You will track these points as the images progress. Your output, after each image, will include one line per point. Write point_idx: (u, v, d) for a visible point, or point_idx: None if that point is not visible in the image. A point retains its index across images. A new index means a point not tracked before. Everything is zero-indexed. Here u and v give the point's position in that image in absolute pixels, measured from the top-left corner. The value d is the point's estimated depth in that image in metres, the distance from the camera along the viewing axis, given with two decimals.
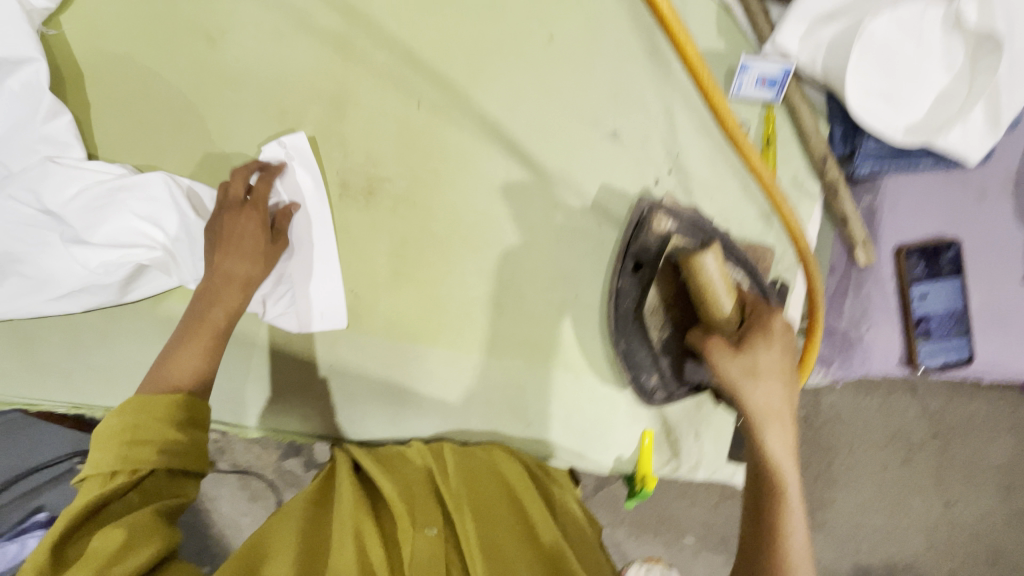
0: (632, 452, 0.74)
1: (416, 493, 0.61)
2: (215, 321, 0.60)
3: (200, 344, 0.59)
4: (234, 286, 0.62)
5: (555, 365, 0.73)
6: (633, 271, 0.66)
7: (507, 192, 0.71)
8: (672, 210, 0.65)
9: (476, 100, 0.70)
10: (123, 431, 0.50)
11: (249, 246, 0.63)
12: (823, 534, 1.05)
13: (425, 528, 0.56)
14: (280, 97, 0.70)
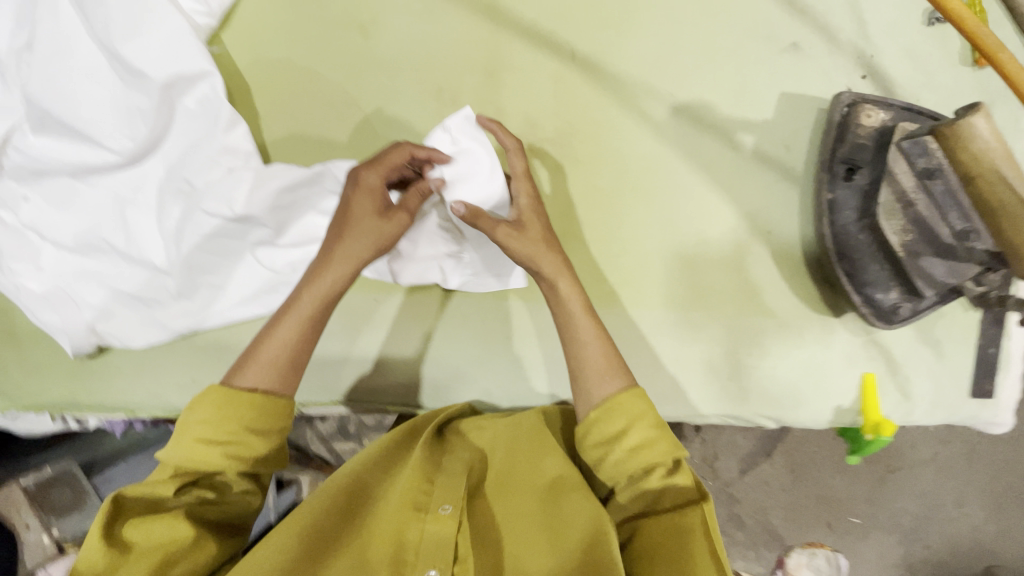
0: (854, 398, 0.67)
1: (444, 466, 0.59)
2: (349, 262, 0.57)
3: (337, 270, 0.57)
4: (345, 260, 0.57)
5: (753, 312, 0.67)
6: (847, 177, 0.59)
7: (680, 129, 0.66)
8: (880, 101, 0.58)
9: (633, 40, 0.66)
10: (223, 442, 0.50)
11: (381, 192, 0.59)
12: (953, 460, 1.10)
13: (438, 507, 0.55)
14: (435, 73, 0.70)
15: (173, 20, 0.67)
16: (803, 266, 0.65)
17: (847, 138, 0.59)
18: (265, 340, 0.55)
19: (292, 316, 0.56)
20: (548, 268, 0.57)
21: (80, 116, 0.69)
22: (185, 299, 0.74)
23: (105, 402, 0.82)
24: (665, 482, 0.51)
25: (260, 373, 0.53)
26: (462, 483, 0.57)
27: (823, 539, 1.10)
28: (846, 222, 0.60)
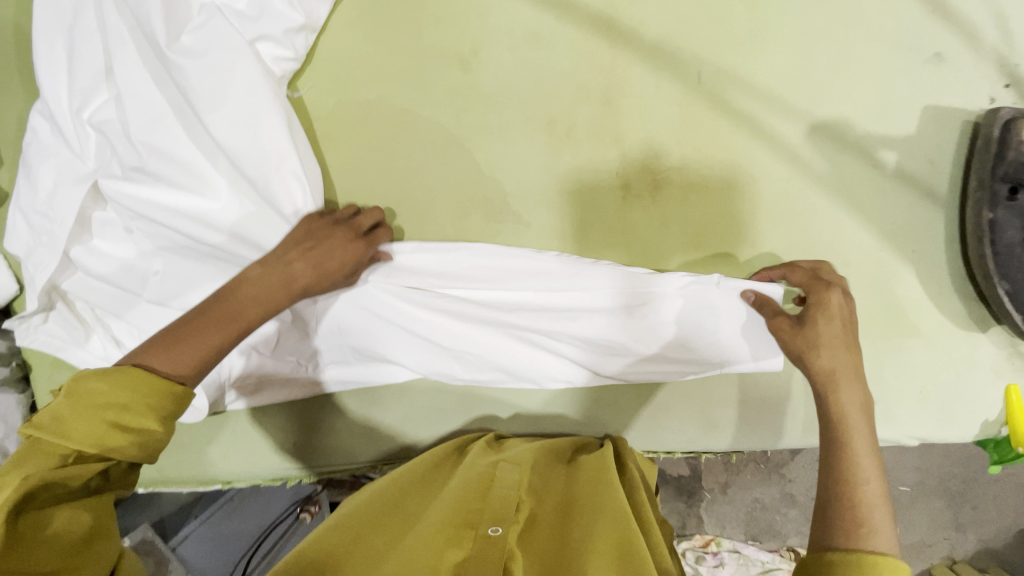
0: (999, 411, 0.66)
1: (497, 481, 0.57)
2: (255, 313, 0.52)
3: (221, 328, 0.49)
4: (275, 276, 0.55)
5: (897, 334, 0.65)
6: (1010, 197, 0.57)
7: (814, 150, 0.62)
8: None
9: (763, 58, 0.62)
10: (106, 406, 0.40)
11: (329, 250, 0.58)
12: None
13: (488, 528, 0.49)
14: (545, 104, 0.64)
15: (258, 70, 0.61)
16: (948, 285, 0.64)
17: (1007, 158, 0.57)
18: (185, 335, 0.47)
19: (229, 321, 0.50)
20: (824, 364, 0.50)
21: (163, 187, 0.65)
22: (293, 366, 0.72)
23: (195, 478, 0.79)
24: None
25: (199, 363, 0.46)
26: (509, 510, 0.52)
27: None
28: (1012, 239, 0.58)
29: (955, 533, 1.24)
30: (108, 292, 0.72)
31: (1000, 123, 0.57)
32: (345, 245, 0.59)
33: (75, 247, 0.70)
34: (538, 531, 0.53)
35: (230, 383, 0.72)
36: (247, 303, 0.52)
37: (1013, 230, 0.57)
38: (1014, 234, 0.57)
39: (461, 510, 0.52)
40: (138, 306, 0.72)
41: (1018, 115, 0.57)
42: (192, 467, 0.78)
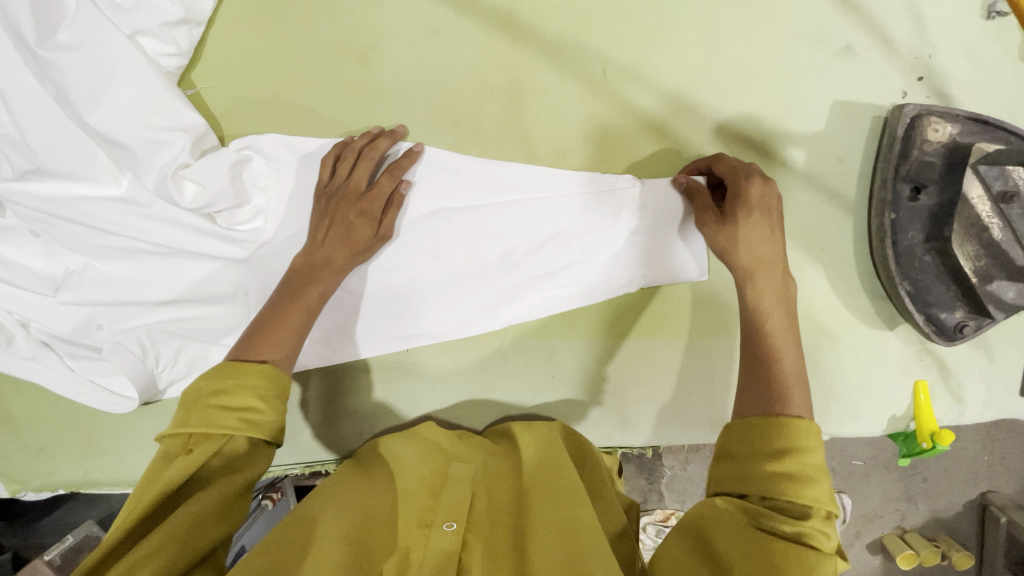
0: (907, 407, 0.67)
1: (450, 478, 0.57)
2: (291, 330, 0.55)
3: (291, 323, 0.55)
4: (299, 309, 0.56)
5: (804, 332, 0.65)
6: (911, 197, 0.56)
7: (724, 146, 0.61)
8: (949, 112, 0.55)
9: (670, 51, 0.59)
10: (212, 395, 0.47)
11: (353, 233, 0.59)
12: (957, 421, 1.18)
13: (442, 524, 0.51)
14: (450, 101, 0.62)
15: (139, 72, 0.58)
16: (857, 282, 0.63)
17: (909, 159, 0.56)
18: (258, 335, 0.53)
19: (299, 309, 0.56)
20: (744, 258, 0.52)
21: (66, 184, 0.64)
22: (219, 354, 0.73)
23: (122, 479, 0.79)
24: (812, 470, 0.42)
25: (287, 353, 0.54)
26: (463, 504, 0.53)
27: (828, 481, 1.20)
28: (916, 238, 0.56)
29: (906, 505, 1.21)
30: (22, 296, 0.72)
31: (908, 121, 0.55)
32: (371, 224, 0.60)
33: None
34: (498, 521, 0.54)
35: (159, 373, 0.73)
36: (289, 319, 0.54)
37: (911, 233, 0.56)
38: (913, 237, 0.56)
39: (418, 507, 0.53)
40: (57, 306, 0.72)
41: (924, 115, 0.55)
42: (118, 471, 0.79)
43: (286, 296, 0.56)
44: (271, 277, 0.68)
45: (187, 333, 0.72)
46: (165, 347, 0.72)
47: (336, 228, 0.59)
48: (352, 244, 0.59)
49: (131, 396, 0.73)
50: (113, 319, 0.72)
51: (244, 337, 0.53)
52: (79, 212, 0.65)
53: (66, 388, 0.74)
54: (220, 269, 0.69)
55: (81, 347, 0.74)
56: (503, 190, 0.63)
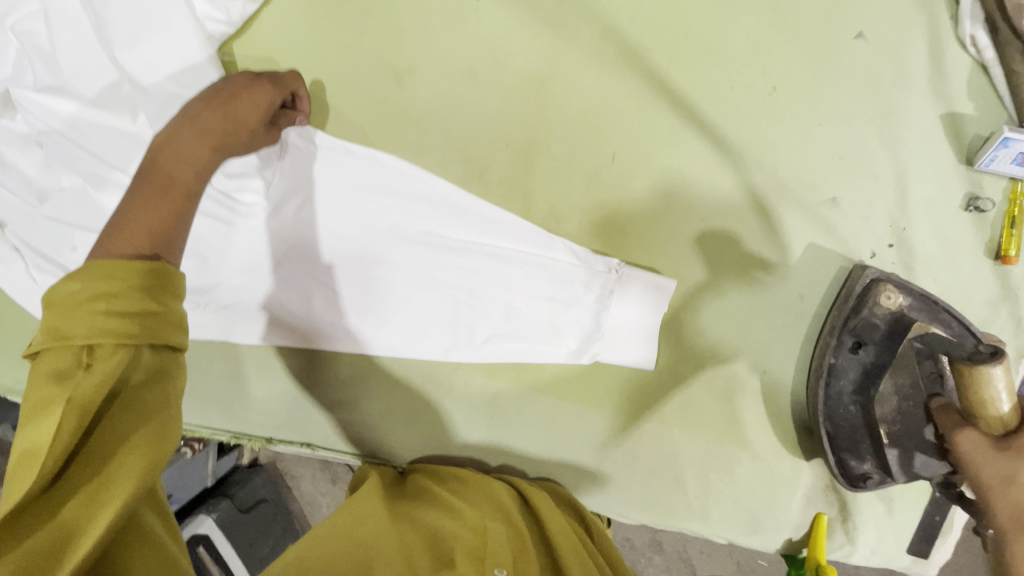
0: (803, 532, 0.71)
1: (489, 531, 0.58)
2: (183, 183, 0.51)
3: (169, 203, 0.50)
4: (174, 195, 0.50)
5: (729, 441, 0.69)
6: (852, 349, 0.61)
7: (703, 255, 0.65)
8: (899, 283, 0.60)
9: (680, 155, 0.63)
10: (98, 298, 0.42)
11: (229, 112, 0.55)
12: None
13: (494, 568, 0.52)
14: (468, 139, 0.65)
15: (187, 31, 0.62)
16: (788, 410, 0.67)
17: (872, 318, 0.60)
18: (128, 217, 0.48)
19: (175, 186, 0.51)
20: None
21: (79, 107, 0.65)
22: None
23: None
24: None
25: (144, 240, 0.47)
26: (503, 552, 0.55)
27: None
28: (846, 388, 0.62)
29: None
30: (7, 197, 0.72)
31: (862, 282, 0.61)
32: (246, 105, 0.57)
33: None
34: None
35: None
36: (147, 208, 0.48)
37: (841, 380, 0.62)
38: (841, 384, 0.62)
39: (465, 547, 0.56)
40: (37, 217, 0.72)
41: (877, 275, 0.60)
42: None
43: (148, 161, 0.51)
44: (253, 248, 0.70)
45: None
46: None
47: (210, 108, 0.55)
48: (231, 123, 0.55)
49: None
50: (89, 245, 0.73)
51: (95, 249, 0.46)
52: (90, 138, 0.66)
53: (23, 295, 0.75)
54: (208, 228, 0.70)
55: (48, 262, 0.74)
56: (494, 235, 0.67)
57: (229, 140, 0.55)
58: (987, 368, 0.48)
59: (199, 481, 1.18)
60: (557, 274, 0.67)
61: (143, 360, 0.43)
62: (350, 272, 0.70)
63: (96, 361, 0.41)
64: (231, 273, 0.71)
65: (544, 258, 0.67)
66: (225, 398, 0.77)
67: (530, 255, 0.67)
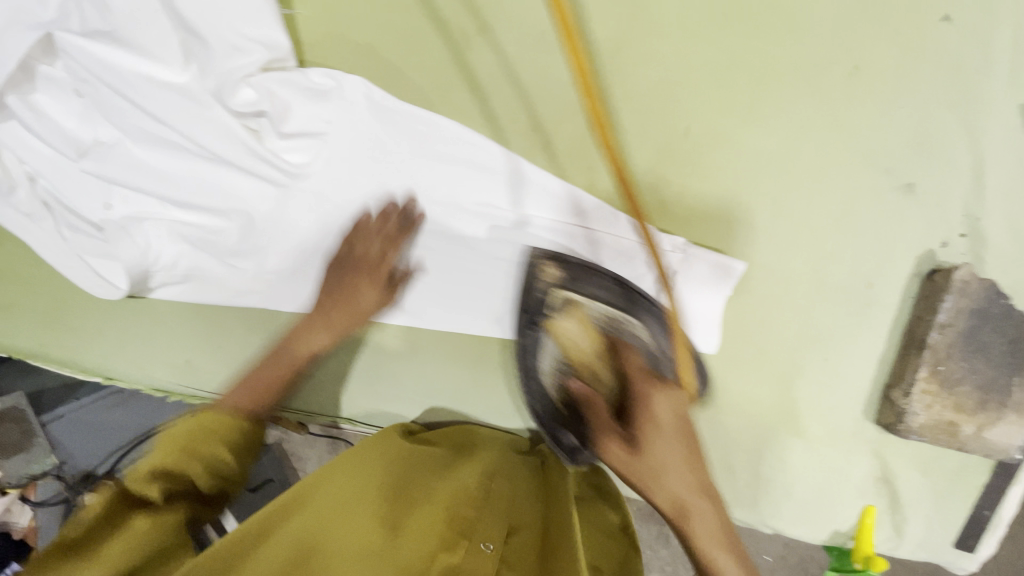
0: (850, 524, 0.70)
1: (485, 498, 0.59)
2: (303, 352, 0.69)
3: (265, 388, 0.66)
4: (283, 361, 0.69)
5: (783, 430, 0.68)
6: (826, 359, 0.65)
7: (771, 238, 0.63)
8: (960, 285, 0.60)
9: (755, 133, 0.61)
10: (189, 438, 0.58)
11: (354, 292, 0.67)
12: None
13: (480, 541, 0.52)
14: (535, 107, 0.63)
15: None
16: (845, 399, 0.67)
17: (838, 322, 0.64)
18: (241, 387, 0.66)
19: (281, 358, 0.69)
20: (663, 499, 0.59)
21: (125, 56, 0.62)
22: (219, 276, 0.70)
23: (76, 363, 0.76)
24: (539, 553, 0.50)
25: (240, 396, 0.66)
26: (491, 526, 0.55)
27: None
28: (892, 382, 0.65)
29: None
30: (41, 150, 0.68)
31: (929, 281, 0.62)
32: (371, 285, 0.67)
33: (11, 95, 0.65)
34: (533, 546, 0.57)
35: (154, 273, 0.71)
36: (257, 387, 0.66)
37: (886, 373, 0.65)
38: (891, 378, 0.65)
39: (459, 515, 0.55)
40: (74, 172, 0.69)
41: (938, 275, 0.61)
42: (71, 354, 0.76)
43: (279, 357, 0.69)
44: (305, 212, 0.68)
45: (198, 241, 0.69)
46: (170, 248, 0.70)
47: (337, 295, 0.68)
48: (357, 308, 0.68)
49: (118, 287, 0.70)
50: (128, 203, 0.70)
51: (230, 394, 0.67)
52: (135, 90, 0.63)
53: (52, 254, 0.72)
54: (255, 189, 0.67)
55: (81, 220, 0.71)
56: (556, 209, 0.64)
57: (361, 321, 0.70)
58: (581, 311, 0.66)
59: None
60: (617, 253, 0.64)
61: (216, 476, 0.59)
62: (400, 243, 0.67)
63: (196, 446, 0.58)
64: (275, 238, 0.69)
65: (608, 236, 0.64)
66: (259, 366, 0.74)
67: (594, 232, 0.64)
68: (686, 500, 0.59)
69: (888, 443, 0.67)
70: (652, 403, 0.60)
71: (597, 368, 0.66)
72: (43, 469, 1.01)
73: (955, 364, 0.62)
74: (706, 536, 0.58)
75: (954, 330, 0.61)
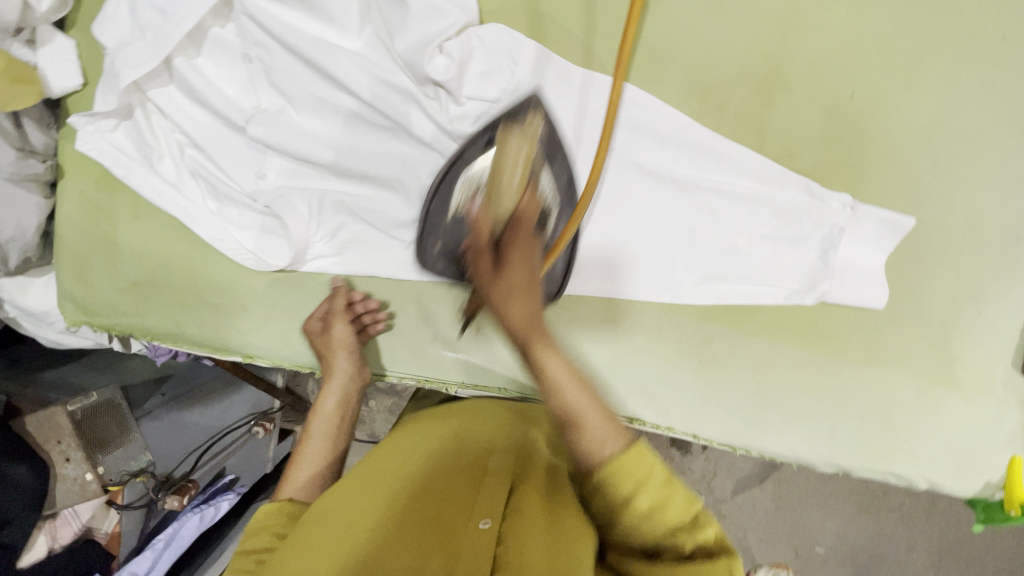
0: (999, 475, 0.72)
1: (488, 473, 0.52)
2: (320, 433, 0.64)
3: (318, 446, 0.63)
4: (332, 416, 0.65)
5: (938, 383, 0.70)
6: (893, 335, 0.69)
7: (931, 196, 0.66)
8: None
9: (915, 97, 0.65)
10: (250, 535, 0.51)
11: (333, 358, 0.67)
12: (951, 547, 1.24)
13: (477, 521, 0.44)
14: (707, 72, 0.65)
15: None
16: (995, 351, 0.70)
17: (909, 281, 0.68)
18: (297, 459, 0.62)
19: (321, 421, 0.65)
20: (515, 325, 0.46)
21: (312, 23, 0.63)
22: (379, 244, 0.69)
23: (209, 343, 0.73)
24: (661, 493, 0.40)
25: (308, 489, 0.59)
26: (502, 504, 0.47)
27: (788, 562, 1.26)
28: None
29: None
30: (201, 117, 0.67)
31: None
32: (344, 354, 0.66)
33: (179, 58, 0.65)
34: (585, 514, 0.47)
35: (313, 244, 0.69)
36: (302, 459, 0.61)
37: None
38: None
39: (452, 499, 0.48)
40: (235, 139, 0.68)
41: None
42: (208, 334, 0.73)
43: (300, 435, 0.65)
44: None
45: (359, 208, 0.68)
46: (329, 217, 0.68)
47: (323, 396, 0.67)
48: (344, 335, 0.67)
49: (278, 263, 0.69)
50: (282, 171, 0.68)
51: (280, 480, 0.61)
52: (319, 53, 0.63)
53: (199, 226, 0.69)
54: (423, 155, 0.66)
55: (232, 189, 0.69)
56: (727, 169, 0.66)
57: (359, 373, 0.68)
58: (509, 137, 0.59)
59: (258, 466, 1.03)
60: (786, 211, 0.66)
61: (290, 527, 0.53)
62: None
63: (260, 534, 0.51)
64: None
65: (778, 194, 0.66)
66: (412, 341, 0.71)
67: (763, 193, 0.66)
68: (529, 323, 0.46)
69: None
70: (516, 244, 0.49)
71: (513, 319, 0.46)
72: (139, 466, 0.95)
73: None
74: (588, 429, 0.42)
75: None
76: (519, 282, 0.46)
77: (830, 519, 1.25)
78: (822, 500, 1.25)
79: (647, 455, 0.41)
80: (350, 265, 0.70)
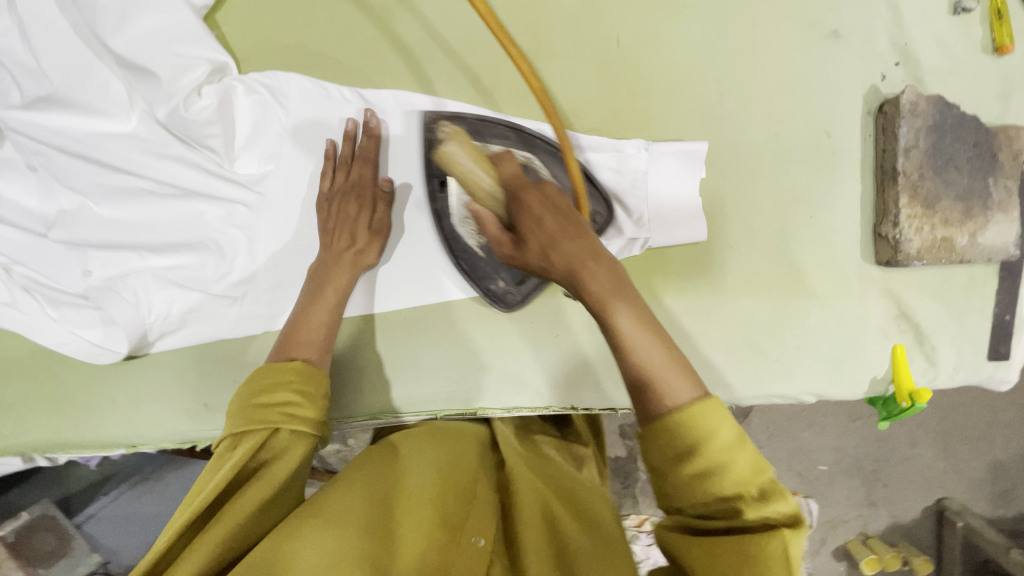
0: (885, 368, 0.71)
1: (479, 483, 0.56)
2: (328, 305, 0.62)
3: (322, 316, 0.62)
4: (336, 293, 0.63)
5: (793, 295, 0.69)
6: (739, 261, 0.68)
7: (726, 116, 0.66)
8: (919, 110, 0.64)
9: (682, 24, 0.65)
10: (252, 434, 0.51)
11: (352, 225, 0.65)
12: (953, 438, 1.16)
13: (471, 536, 0.49)
14: (471, 58, 0.66)
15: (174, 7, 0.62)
16: (842, 247, 0.68)
17: (734, 202, 0.67)
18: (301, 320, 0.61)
19: (329, 292, 0.63)
20: (589, 290, 0.47)
21: (73, 116, 0.63)
22: (212, 307, 0.70)
23: (94, 443, 0.74)
24: (720, 457, 0.39)
25: (319, 354, 0.60)
26: (489, 521, 0.51)
27: (796, 489, 1.14)
28: (891, 221, 0.65)
29: (868, 510, 1.17)
30: (10, 235, 0.69)
31: (883, 114, 0.65)
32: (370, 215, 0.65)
33: None
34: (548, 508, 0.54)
35: (150, 325, 0.70)
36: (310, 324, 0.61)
37: (885, 221, 0.66)
38: (886, 221, 0.66)
39: (454, 511, 0.51)
40: (48, 248, 0.69)
41: (887, 105, 0.65)
42: (89, 435, 0.74)
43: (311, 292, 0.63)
44: (282, 219, 0.68)
45: (184, 279, 0.69)
46: (158, 297, 0.69)
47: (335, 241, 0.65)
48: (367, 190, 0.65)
49: (120, 350, 0.70)
50: (103, 264, 0.69)
51: (282, 336, 0.60)
52: (92, 146, 0.64)
53: (43, 335, 0.70)
54: (224, 210, 0.67)
55: (64, 294, 0.70)
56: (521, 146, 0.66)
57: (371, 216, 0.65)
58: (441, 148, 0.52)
59: None
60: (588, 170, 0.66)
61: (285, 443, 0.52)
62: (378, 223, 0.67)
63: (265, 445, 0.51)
64: (260, 255, 0.69)
65: (576, 155, 0.65)
66: None
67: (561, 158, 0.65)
68: (578, 267, 0.48)
69: (894, 279, 0.69)
70: (524, 198, 0.49)
71: (542, 263, 0.49)
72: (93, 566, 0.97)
73: (928, 182, 0.64)
74: (653, 368, 0.43)
75: (917, 149, 0.64)
76: (547, 236, 0.48)
77: (827, 435, 1.14)
78: (812, 418, 1.15)
79: (717, 408, 0.40)
80: (194, 335, 0.71)
